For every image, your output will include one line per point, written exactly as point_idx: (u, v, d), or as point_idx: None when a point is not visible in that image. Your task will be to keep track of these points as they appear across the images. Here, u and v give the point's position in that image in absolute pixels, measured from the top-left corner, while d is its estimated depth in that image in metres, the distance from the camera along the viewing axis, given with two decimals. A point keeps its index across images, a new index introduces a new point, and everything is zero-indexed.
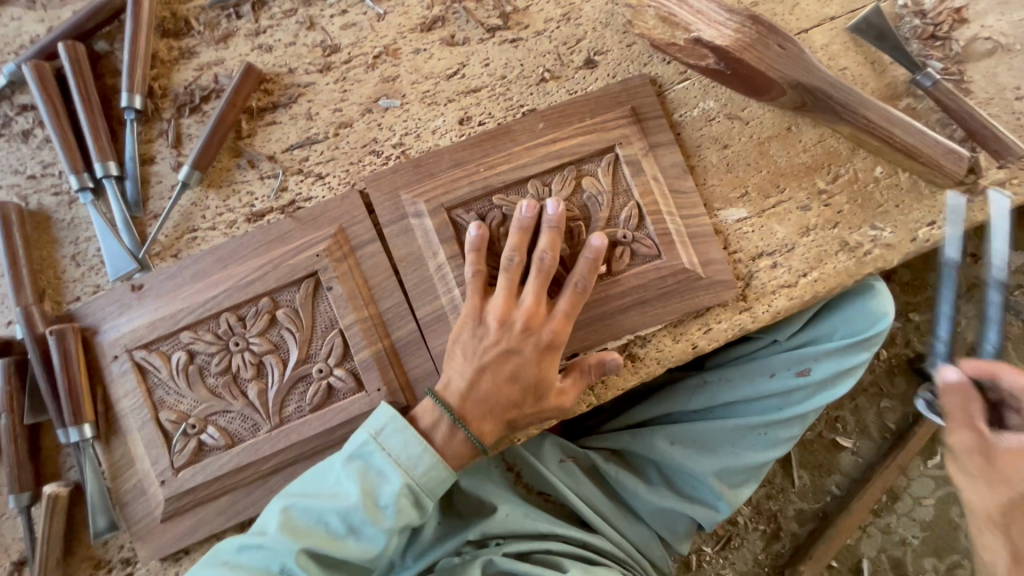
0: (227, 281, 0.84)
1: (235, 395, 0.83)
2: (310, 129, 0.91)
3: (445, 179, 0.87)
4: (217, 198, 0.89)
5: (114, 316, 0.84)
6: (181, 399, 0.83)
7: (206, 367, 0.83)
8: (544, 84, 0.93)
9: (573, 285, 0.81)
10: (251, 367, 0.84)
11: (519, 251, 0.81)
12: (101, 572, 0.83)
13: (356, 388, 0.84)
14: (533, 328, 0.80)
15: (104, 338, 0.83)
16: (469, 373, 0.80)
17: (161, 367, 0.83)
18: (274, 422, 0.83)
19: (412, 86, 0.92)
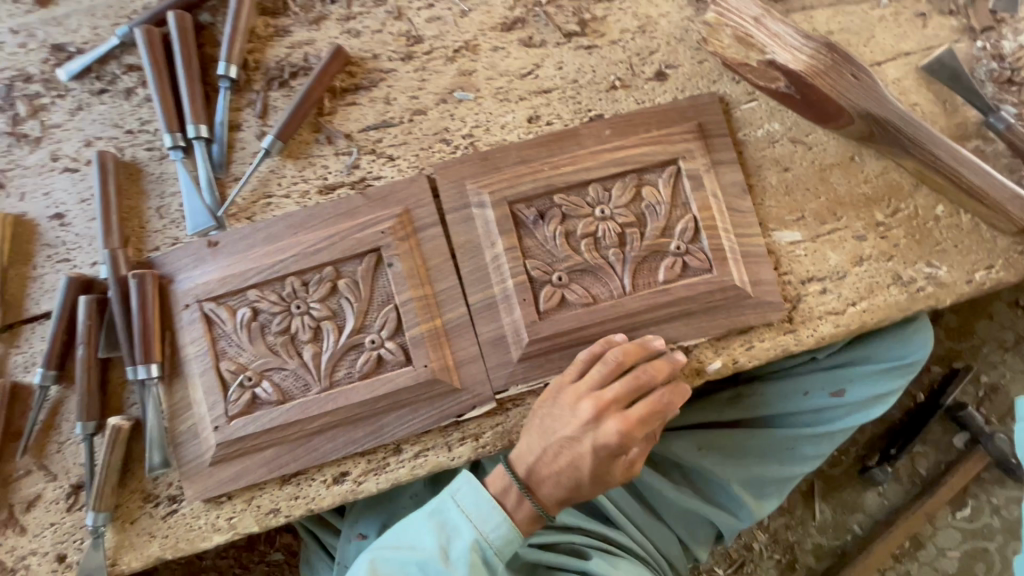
0: (297, 247, 0.89)
1: (291, 354, 0.87)
2: (387, 113, 0.95)
3: (510, 174, 0.91)
4: (294, 168, 0.94)
5: (189, 268, 0.89)
6: (241, 352, 0.88)
7: (267, 325, 0.88)
8: (614, 91, 0.96)
9: (658, 399, 0.84)
10: (308, 330, 0.88)
11: (625, 357, 0.84)
12: (149, 506, 0.88)
13: (404, 362, 0.88)
14: (604, 423, 0.83)
15: (178, 287, 0.89)
16: (539, 447, 0.85)
17: (227, 320, 0.88)
18: (324, 384, 0.87)
19: (487, 82, 0.96)
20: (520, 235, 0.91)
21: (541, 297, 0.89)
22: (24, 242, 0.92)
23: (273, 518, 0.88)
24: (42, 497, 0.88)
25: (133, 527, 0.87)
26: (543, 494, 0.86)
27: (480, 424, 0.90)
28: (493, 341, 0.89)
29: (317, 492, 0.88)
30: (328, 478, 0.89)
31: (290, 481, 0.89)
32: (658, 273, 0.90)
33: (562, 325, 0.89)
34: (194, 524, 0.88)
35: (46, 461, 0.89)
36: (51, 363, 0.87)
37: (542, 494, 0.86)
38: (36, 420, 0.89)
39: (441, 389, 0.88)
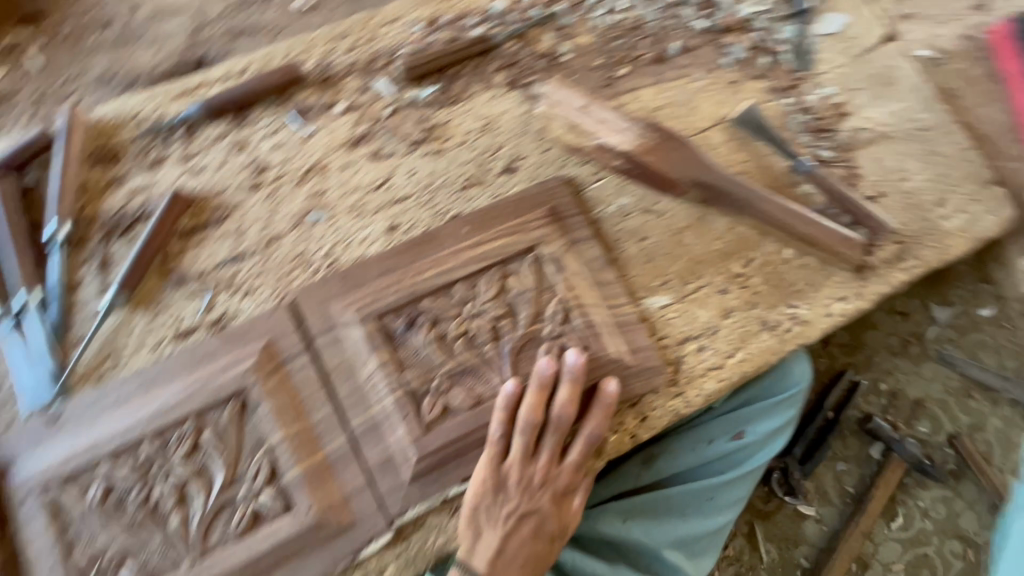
0: (150, 405, 0.84)
1: (155, 527, 0.80)
2: (240, 246, 0.92)
3: (373, 288, 0.90)
4: (144, 319, 0.88)
5: (27, 452, 0.81)
6: (97, 536, 0.79)
7: (124, 499, 0.81)
8: (468, 190, 0.98)
9: (585, 438, 0.88)
10: (173, 496, 0.81)
11: (541, 414, 0.86)
12: None
13: (284, 510, 0.82)
14: (548, 485, 0.88)
15: (15, 478, 0.80)
16: (496, 538, 0.85)
17: (76, 503, 0.80)
18: (196, 553, 0.80)
19: (341, 199, 0.96)
20: (392, 347, 0.89)
21: (424, 409, 0.87)
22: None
23: None
24: None
25: None
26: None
27: (382, 556, 0.84)
28: (380, 465, 0.85)
29: None
30: None
31: None
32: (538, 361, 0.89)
33: (449, 434, 0.86)
34: None
35: None
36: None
37: None
38: None
39: (329, 531, 0.82)
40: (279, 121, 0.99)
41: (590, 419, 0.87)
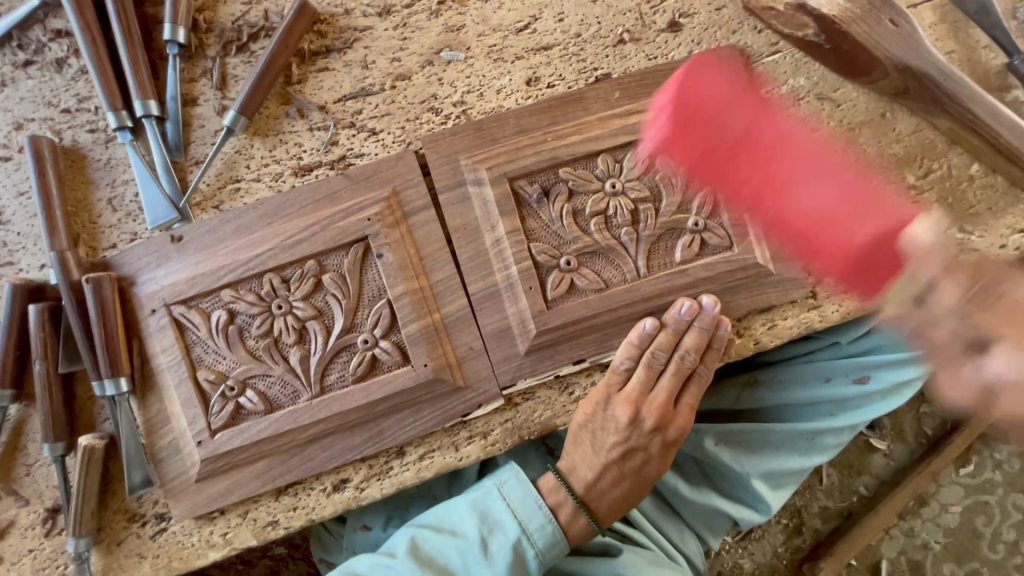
0: (270, 238, 0.79)
1: (277, 361, 0.79)
2: (365, 79, 0.83)
3: (509, 145, 0.80)
4: (264, 147, 0.82)
5: (152, 268, 0.79)
6: (222, 358, 0.79)
7: (246, 328, 0.79)
8: (621, 46, 0.85)
9: (701, 379, 0.85)
10: (294, 332, 0.79)
11: (668, 350, 0.82)
12: (136, 525, 0.82)
13: (401, 362, 0.80)
14: (664, 428, 0.87)
15: (141, 291, 0.79)
16: (598, 465, 0.86)
17: (201, 325, 0.78)
18: (315, 390, 0.79)
19: (478, 38, 0.84)
20: (522, 215, 0.81)
21: (547, 286, 0.80)
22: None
23: (271, 531, 0.82)
24: (12, 525, 0.81)
25: (119, 549, 0.81)
26: (602, 507, 0.87)
27: (489, 421, 0.84)
28: (497, 334, 0.82)
29: (319, 502, 0.83)
30: (327, 488, 0.83)
31: (285, 492, 0.83)
32: (675, 252, 0.82)
33: (573, 314, 0.80)
34: (188, 542, 0.82)
35: (16, 485, 0.81)
36: (5, 383, 0.78)
37: (602, 512, 0.87)
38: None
39: (443, 389, 0.81)
40: None
41: (707, 360, 0.84)
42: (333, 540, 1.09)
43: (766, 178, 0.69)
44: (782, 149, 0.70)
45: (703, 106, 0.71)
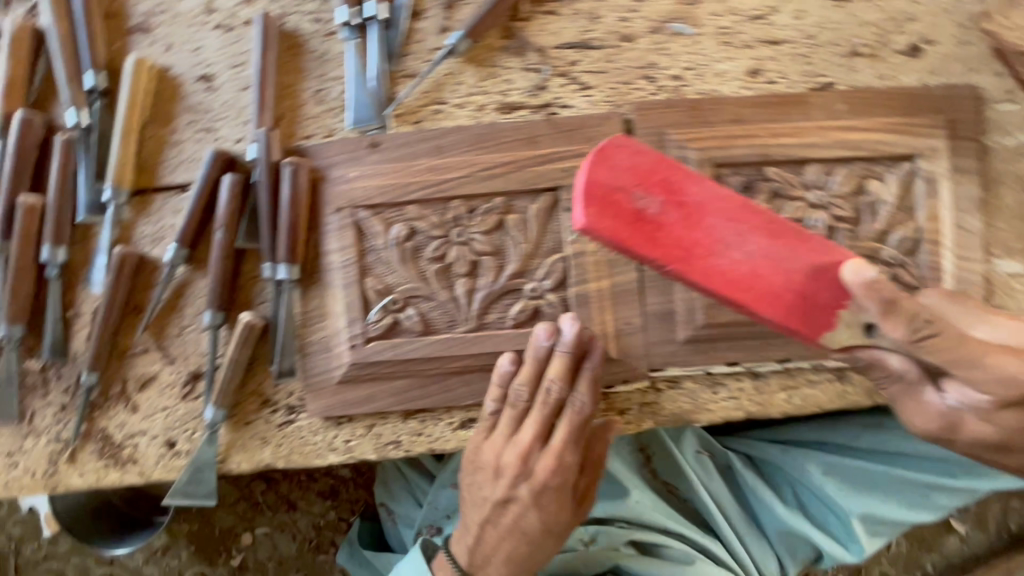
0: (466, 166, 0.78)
1: (444, 287, 0.79)
2: (589, 32, 0.81)
3: (721, 132, 0.78)
4: (475, 76, 0.81)
5: (344, 166, 0.79)
6: (393, 271, 0.79)
7: (422, 248, 0.79)
8: (855, 59, 0.81)
9: (563, 415, 0.78)
10: (466, 264, 0.79)
11: (555, 382, 0.76)
12: (267, 410, 0.84)
13: (562, 318, 0.80)
14: (530, 467, 0.79)
15: (331, 187, 0.79)
16: (567, 513, 0.82)
17: (379, 234, 0.79)
18: (472, 324, 0.80)
19: (712, 17, 0.81)
20: None
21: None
22: (161, 101, 0.82)
23: (391, 449, 0.84)
24: (154, 381, 0.83)
25: (247, 429, 0.84)
26: None
27: (628, 399, 0.84)
28: (659, 317, 0.80)
29: (443, 434, 0.84)
30: (455, 422, 0.83)
31: (413, 416, 0.84)
32: None
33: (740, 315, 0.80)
34: (312, 440, 0.84)
35: (165, 342, 0.83)
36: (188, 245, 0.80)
37: None
38: (159, 298, 0.82)
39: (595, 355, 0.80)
40: None
41: (853, 392, 0.84)
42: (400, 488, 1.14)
43: (698, 248, 0.58)
44: (716, 214, 0.59)
45: (611, 192, 0.57)
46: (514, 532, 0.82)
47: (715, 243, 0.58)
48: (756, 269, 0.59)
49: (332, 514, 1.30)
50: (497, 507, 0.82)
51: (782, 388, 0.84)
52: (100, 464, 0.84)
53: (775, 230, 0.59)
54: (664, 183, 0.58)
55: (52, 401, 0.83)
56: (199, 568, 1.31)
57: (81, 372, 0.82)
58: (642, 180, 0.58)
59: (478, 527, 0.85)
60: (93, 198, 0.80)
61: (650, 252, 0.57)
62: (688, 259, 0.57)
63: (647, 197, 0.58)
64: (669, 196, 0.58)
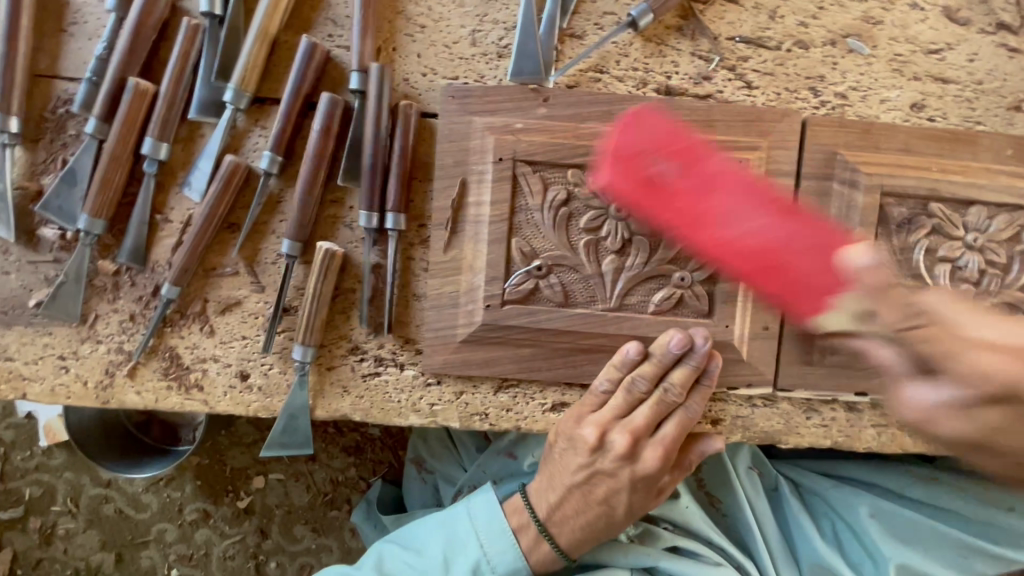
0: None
1: (591, 260, 0.76)
2: (765, 30, 0.79)
3: (891, 159, 0.77)
4: (642, 51, 0.78)
5: (510, 115, 0.75)
6: (537, 236, 0.75)
7: (577, 217, 0.75)
8: (1015, 112, 0.81)
9: (682, 415, 0.76)
10: (618, 240, 0.76)
11: (652, 380, 0.75)
12: (353, 357, 0.79)
13: (704, 313, 0.77)
14: (635, 459, 0.77)
15: (496, 134, 0.74)
16: (648, 503, 0.80)
17: (538, 194, 0.75)
18: (612, 304, 0.76)
19: (889, 42, 0.80)
20: (876, 232, 0.78)
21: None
22: (305, 5, 0.75)
23: (477, 421, 0.80)
24: (238, 306, 0.77)
25: (330, 374, 0.78)
26: None
27: (723, 409, 0.82)
28: (776, 333, 0.79)
29: (533, 414, 0.80)
30: (547, 404, 0.80)
31: (505, 390, 0.80)
32: None
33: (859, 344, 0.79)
34: (396, 398, 0.79)
35: (258, 269, 0.77)
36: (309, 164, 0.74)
37: None
38: (250, 218, 0.75)
39: None
40: None
41: None
42: (443, 449, 1.15)
43: (703, 217, 0.67)
44: (725, 187, 0.67)
45: (632, 154, 0.69)
46: (603, 504, 0.79)
47: (725, 214, 0.67)
48: (760, 242, 0.65)
49: (352, 472, 1.25)
50: (591, 476, 0.78)
51: (873, 424, 0.84)
52: (161, 384, 0.77)
53: (807, 220, 0.65)
54: (682, 152, 0.68)
55: (121, 308, 0.76)
56: (201, 505, 1.25)
57: (161, 283, 0.75)
58: (659, 155, 0.68)
59: (566, 488, 0.79)
60: (210, 96, 0.73)
61: (660, 215, 0.69)
62: (694, 230, 0.68)
63: (662, 162, 0.68)
64: (682, 164, 0.68)
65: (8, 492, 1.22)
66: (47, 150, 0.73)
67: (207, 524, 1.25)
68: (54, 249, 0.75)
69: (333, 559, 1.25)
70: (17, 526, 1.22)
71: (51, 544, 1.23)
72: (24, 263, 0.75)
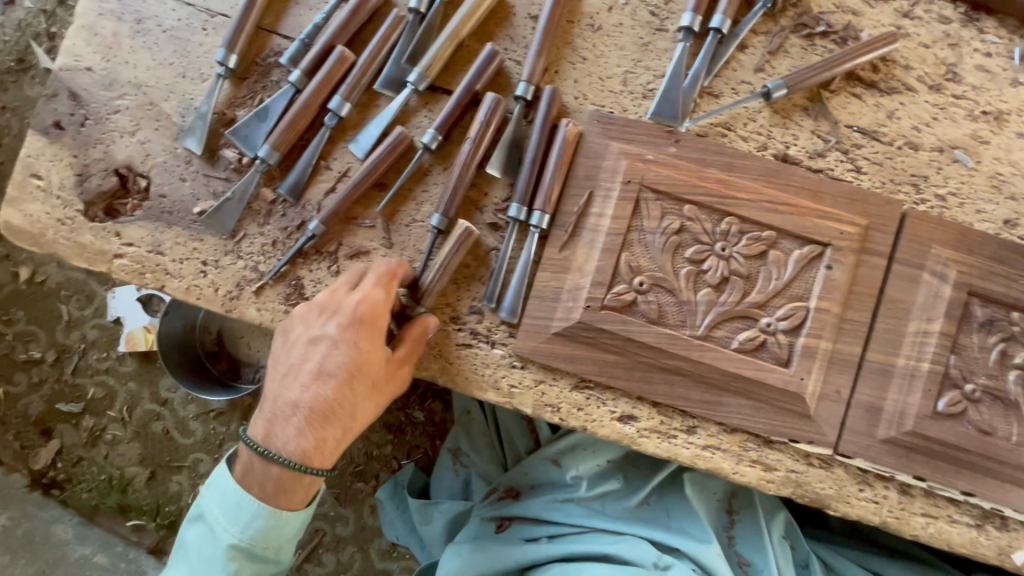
0: (751, 198, 0.83)
1: (689, 287, 0.82)
2: (882, 126, 0.88)
3: (980, 263, 0.84)
4: (769, 120, 0.87)
5: (645, 147, 0.84)
6: (644, 255, 0.83)
7: (684, 246, 0.83)
8: None
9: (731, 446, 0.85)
10: (718, 277, 0.82)
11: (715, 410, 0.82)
12: (453, 325, 0.86)
13: (781, 362, 0.83)
14: None
15: (630, 159, 0.83)
16: None
17: (655, 219, 0.83)
18: (700, 333, 0.82)
19: (993, 160, 0.88)
20: (956, 326, 0.84)
21: (946, 400, 0.83)
22: (494, 21, 0.88)
23: (547, 412, 0.85)
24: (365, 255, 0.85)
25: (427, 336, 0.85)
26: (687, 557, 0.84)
27: (779, 460, 0.85)
28: (843, 397, 0.84)
29: (601, 418, 0.85)
30: (616, 411, 0.85)
31: (580, 389, 0.85)
32: None
33: (927, 430, 0.83)
34: (481, 371, 0.85)
35: (392, 228, 0.86)
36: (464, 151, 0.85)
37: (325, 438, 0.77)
38: (399, 183, 0.86)
39: (777, 402, 0.83)
40: (1000, 50, 0.89)
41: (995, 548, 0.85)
42: (485, 446, 1.21)
43: None
44: None
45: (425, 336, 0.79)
46: None
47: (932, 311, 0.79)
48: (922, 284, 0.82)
49: (388, 449, 1.29)
50: None
51: (923, 512, 0.85)
52: (279, 306, 0.85)
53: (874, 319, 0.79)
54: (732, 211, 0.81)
55: (267, 233, 0.85)
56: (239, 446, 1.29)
57: (308, 220, 0.85)
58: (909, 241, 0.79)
59: None
60: (396, 75, 0.85)
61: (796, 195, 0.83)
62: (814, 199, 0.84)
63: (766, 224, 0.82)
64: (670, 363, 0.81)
65: (73, 387, 1.29)
66: (250, 88, 0.86)
67: None
68: (228, 170, 0.86)
69: (346, 531, 1.28)
70: (71, 421, 1.29)
71: (94, 446, 1.29)
72: (200, 175, 0.86)
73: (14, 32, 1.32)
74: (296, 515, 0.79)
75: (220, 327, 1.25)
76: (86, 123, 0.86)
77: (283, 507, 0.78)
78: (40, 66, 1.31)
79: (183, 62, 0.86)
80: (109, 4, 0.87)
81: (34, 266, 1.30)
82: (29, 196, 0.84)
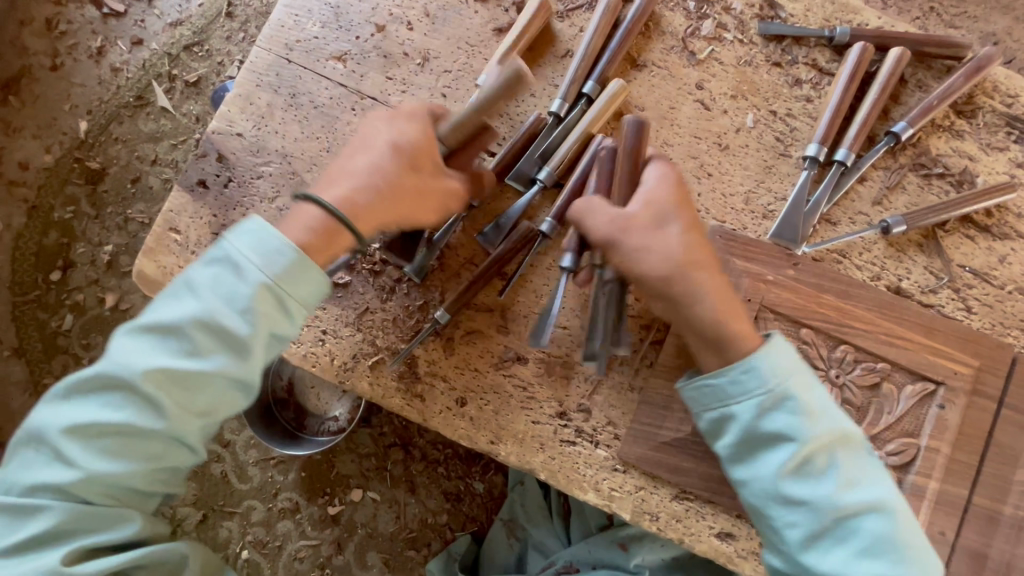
0: (867, 328, 0.85)
1: None
2: (994, 269, 0.90)
3: None
4: (885, 251, 0.90)
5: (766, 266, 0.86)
6: None
7: None
8: None
9: None
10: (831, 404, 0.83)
11: None
12: (558, 420, 0.86)
13: None
14: None
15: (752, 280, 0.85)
16: None
17: None
18: None
19: None
20: None
21: None
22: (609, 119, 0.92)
23: (645, 520, 0.84)
24: (480, 341, 0.87)
25: (533, 428, 0.86)
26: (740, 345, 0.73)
27: None
28: (948, 540, 0.82)
29: (699, 532, 0.83)
30: (715, 527, 0.83)
31: (680, 499, 0.84)
32: None
33: None
34: (583, 470, 0.85)
35: (510, 317, 0.88)
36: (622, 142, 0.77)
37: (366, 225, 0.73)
38: (519, 270, 0.88)
39: None
40: None
41: None
42: (541, 517, 1.18)
43: None
44: None
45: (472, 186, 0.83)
46: None
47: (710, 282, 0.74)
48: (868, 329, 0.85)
49: (443, 517, 1.28)
50: None
51: None
52: (393, 383, 0.86)
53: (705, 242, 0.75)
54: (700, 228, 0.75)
55: (389, 309, 0.88)
56: (295, 496, 1.28)
57: (431, 301, 0.88)
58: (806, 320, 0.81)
59: None
60: (526, 169, 0.88)
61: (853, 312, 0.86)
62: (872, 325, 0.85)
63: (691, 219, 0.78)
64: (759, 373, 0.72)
65: None
66: None
67: (292, 517, 1.27)
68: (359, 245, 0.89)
69: None
70: None
71: None
72: None
73: (139, 71, 1.39)
74: (315, 284, 0.70)
75: (292, 376, 1.25)
76: (229, 184, 0.89)
77: (315, 263, 0.70)
78: (157, 105, 1.38)
79: (330, 137, 0.91)
80: (267, 76, 0.92)
81: (122, 293, 1.33)
82: (166, 249, 0.87)
